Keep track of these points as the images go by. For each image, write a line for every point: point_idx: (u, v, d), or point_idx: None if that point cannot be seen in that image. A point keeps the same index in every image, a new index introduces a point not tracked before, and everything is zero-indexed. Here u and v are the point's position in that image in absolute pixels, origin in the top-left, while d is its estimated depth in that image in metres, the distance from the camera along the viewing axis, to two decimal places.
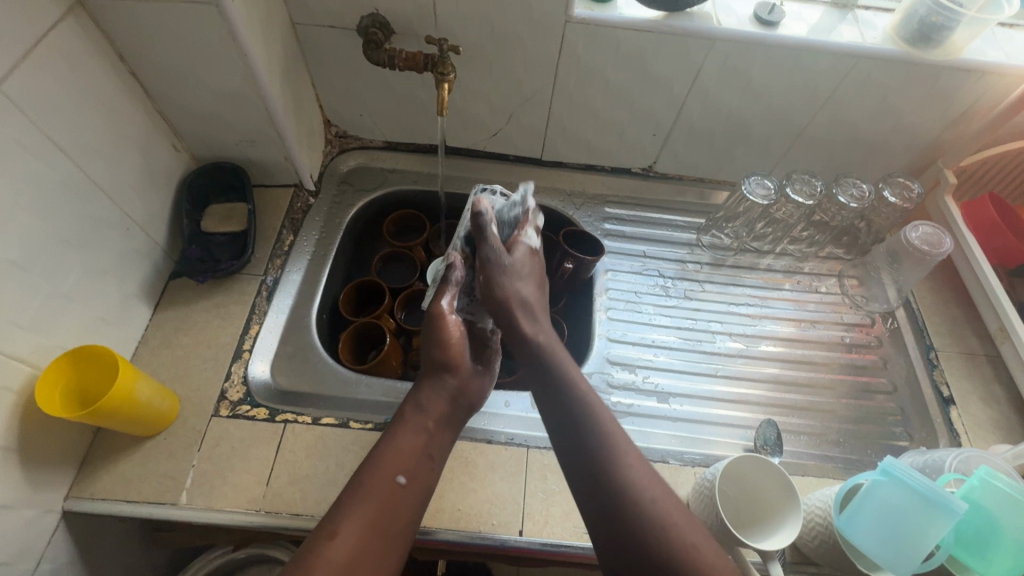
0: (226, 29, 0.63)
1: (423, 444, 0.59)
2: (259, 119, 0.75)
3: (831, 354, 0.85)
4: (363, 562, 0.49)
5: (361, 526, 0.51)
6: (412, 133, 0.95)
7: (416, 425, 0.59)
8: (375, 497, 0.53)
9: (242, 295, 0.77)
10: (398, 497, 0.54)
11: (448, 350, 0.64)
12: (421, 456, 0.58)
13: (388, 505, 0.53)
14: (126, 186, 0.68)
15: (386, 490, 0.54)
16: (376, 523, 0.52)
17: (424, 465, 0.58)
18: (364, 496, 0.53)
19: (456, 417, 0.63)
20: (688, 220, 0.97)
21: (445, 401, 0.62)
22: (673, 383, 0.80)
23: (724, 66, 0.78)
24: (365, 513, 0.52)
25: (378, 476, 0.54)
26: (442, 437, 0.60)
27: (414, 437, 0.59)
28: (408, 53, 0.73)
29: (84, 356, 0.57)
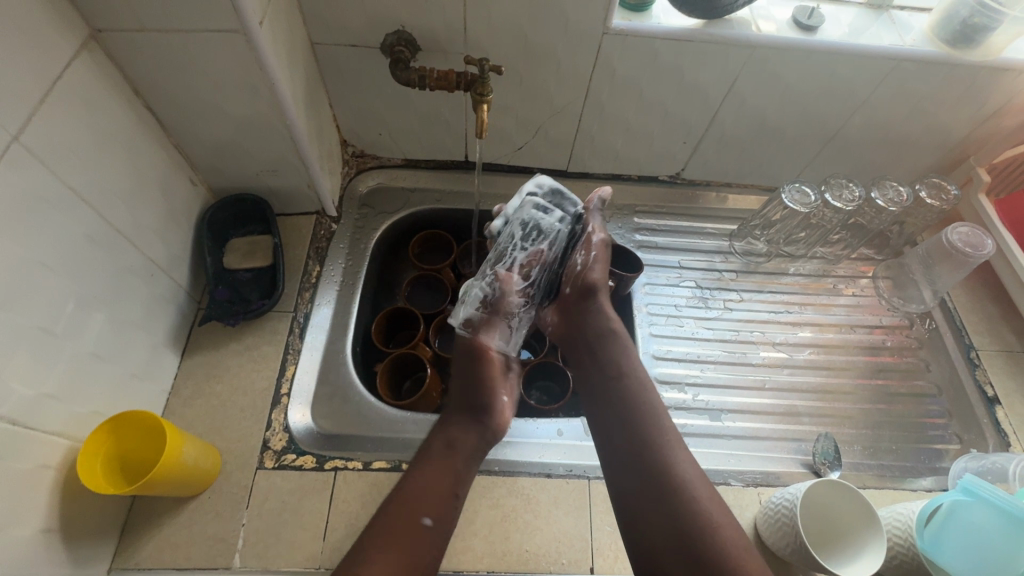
0: (253, 57, 0.59)
1: (451, 483, 0.59)
2: (282, 147, 0.71)
3: (873, 358, 0.85)
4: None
5: (386, 570, 0.50)
6: (434, 150, 0.91)
7: (442, 460, 0.60)
8: (401, 537, 0.53)
9: (274, 334, 0.73)
10: (424, 540, 0.54)
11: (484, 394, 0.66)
12: (445, 496, 0.57)
13: (412, 547, 0.53)
14: (148, 229, 0.63)
15: (411, 530, 0.54)
16: (400, 566, 0.51)
17: (448, 505, 0.57)
18: (389, 535, 0.53)
19: (483, 454, 0.63)
20: (719, 227, 0.96)
21: (474, 437, 0.63)
22: (723, 398, 0.79)
23: (762, 72, 0.76)
24: (390, 554, 0.52)
25: (401, 512, 0.54)
26: (468, 476, 0.61)
27: (439, 475, 0.59)
28: (440, 72, 0.69)
29: (115, 424, 0.52)
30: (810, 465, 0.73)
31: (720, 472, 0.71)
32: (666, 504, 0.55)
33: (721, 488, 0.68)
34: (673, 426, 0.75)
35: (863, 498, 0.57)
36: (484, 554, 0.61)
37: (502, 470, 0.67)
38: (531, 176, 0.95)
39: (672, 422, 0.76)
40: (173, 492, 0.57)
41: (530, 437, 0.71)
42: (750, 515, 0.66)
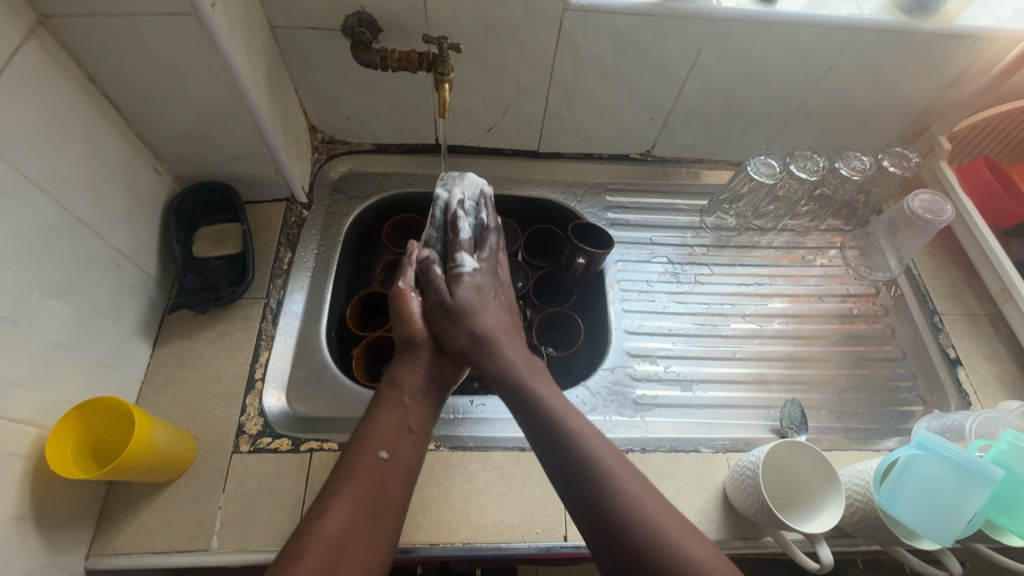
0: (207, 41, 0.58)
1: (403, 418, 0.60)
2: (246, 133, 0.71)
3: (841, 325, 0.87)
4: (353, 541, 0.49)
5: (352, 501, 0.51)
6: (404, 134, 0.91)
7: (394, 400, 0.61)
8: (362, 470, 0.53)
9: (246, 321, 0.73)
10: (385, 471, 0.54)
11: (416, 333, 0.66)
12: (402, 428, 0.58)
13: (373, 476, 0.53)
14: (111, 219, 0.63)
15: (371, 461, 0.54)
16: (364, 492, 0.52)
17: (407, 438, 0.58)
18: (353, 469, 0.53)
19: (435, 394, 0.64)
20: (690, 202, 0.97)
21: (421, 377, 0.64)
22: (694, 369, 0.80)
23: (724, 45, 0.77)
24: (356, 489, 0.52)
25: (360, 449, 0.55)
26: (422, 413, 0.61)
27: (392, 415, 0.60)
28: (401, 52, 0.69)
29: (77, 416, 0.53)
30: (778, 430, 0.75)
31: (690, 440, 0.72)
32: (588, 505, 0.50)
33: (691, 455, 0.70)
34: (646, 398, 0.77)
35: (806, 442, 0.60)
36: (459, 526, 0.63)
37: (475, 446, 0.69)
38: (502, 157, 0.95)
39: (644, 394, 0.77)
40: (153, 476, 0.58)
41: (504, 414, 0.73)
42: (719, 480, 0.68)
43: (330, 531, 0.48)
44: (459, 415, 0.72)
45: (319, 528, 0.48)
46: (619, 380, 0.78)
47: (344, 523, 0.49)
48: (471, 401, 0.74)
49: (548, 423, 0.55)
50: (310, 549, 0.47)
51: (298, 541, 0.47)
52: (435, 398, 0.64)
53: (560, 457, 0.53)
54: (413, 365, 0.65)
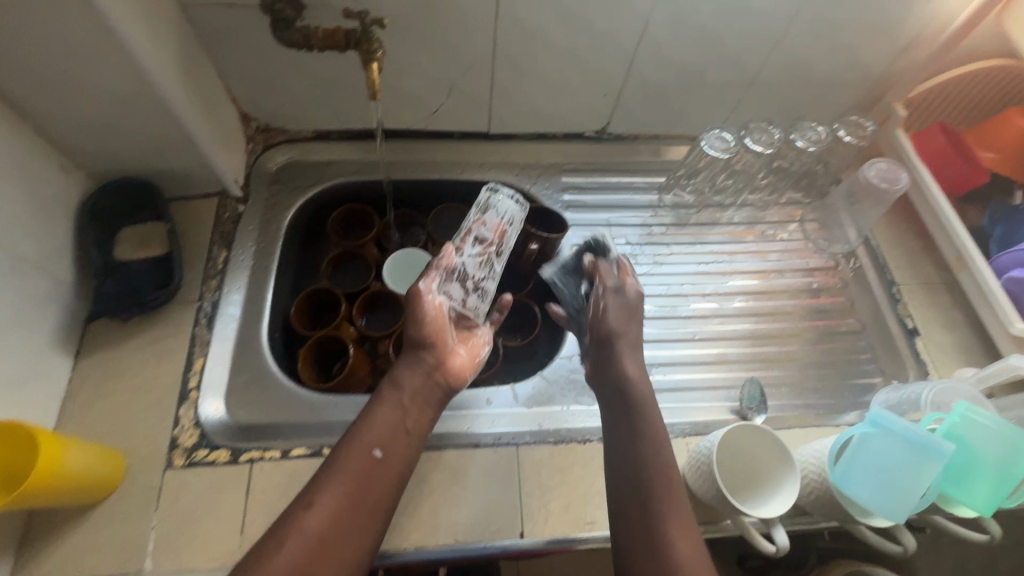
0: (99, 21, 0.52)
1: (400, 419, 0.59)
2: (162, 124, 0.65)
3: (801, 300, 0.86)
4: (334, 540, 0.50)
5: (339, 499, 0.52)
6: (345, 119, 0.86)
7: (393, 402, 0.60)
8: (352, 467, 0.54)
9: (178, 326, 0.69)
10: (374, 471, 0.55)
11: (425, 331, 0.64)
12: (398, 432, 0.58)
13: (362, 476, 0.54)
14: (11, 223, 0.57)
15: (362, 461, 0.55)
16: (353, 493, 0.53)
17: (402, 441, 0.58)
18: (343, 466, 0.54)
19: (434, 396, 0.63)
20: (649, 180, 0.94)
21: (422, 379, 0.62)
22: (654, 353, 0.79)
23: (672, 12, 0.73)
24: (345, 486, 0.53)
25: (355, 448, 0.55)
26: (420, 415, 0.60)
27: (390, 414, 0.59)
28: (326, 30, 0.64)
29: None
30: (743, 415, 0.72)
31: None
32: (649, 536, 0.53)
33: None
34: None
35: (763, 426, 0.59)
36: (411, 529, 0.60)
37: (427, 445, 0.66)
38: (451, 140, 0.91)
39: None
40: (76, 496, 0.54)
41: (458, 410, 0.70)
42: (678, 465, 0.67)
43: (311, 527, 0.50)
44: None
45: (302, 523, 0.50)
46: (577, 368, 0.76)
47: (327, 521, 0.50)
48: None
49: (654, 451, 0.58)
50: (290, 544, 0.48)
51: (280, 531, 0.49)
52: (437, 400, 0.63)
53: (633, 491, 0.56)
54: (413, 364, 0.63)
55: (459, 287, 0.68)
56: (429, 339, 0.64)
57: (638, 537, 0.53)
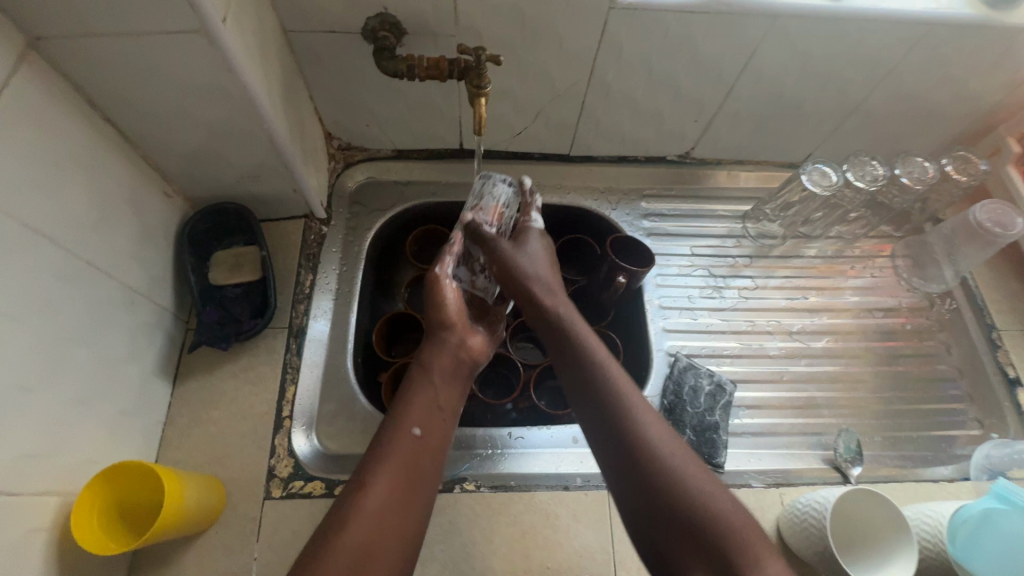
0: (220, 60, 0.52)
1: (433, 397, 0.58)
2: (262, 153, 0.65)
3: (893, 343, 0.82)
4: (395, 519, 0.48)
5: (392, 481, 0.50)
6: (426, 139, 0.84)
7: (426, 383, 0.59)
8: (398, 449, 0.52)
9: (270, 353, 0.69)
10: (418, 450, 0.53)
11: (447, 315, 0.65)
12: (433, 409, 0.57)
13: (411, 456, 0.52)
14: (123, 255, 0.58)
15: (407, 441, 0.53)
16: (405, 470, 0.51)
17: (436, 417, 0.56)
18: (389, 450, 0.52)
19: (460, 373, 0.63)
20: (731, 208, 0.91)
21: (450, 359, 0.62)
22: (741, 393, 0.76)
23: (783, 43, 0.69)
24: (394, 465, 0.51)
25: (396, 431, 0.53)
26: (450, 392, 0.60)
27: (424, 392, 0.58)
28: (431, 60, 0.63)
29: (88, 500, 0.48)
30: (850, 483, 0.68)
31: (741, 475, 0.68)
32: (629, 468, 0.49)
33: (741, 491, 0.66)
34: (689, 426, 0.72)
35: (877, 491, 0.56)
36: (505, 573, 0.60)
37: (518, 485, 0.65)
38: (530, 162, 0.88)
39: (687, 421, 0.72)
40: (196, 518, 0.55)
41: (545, 447, 0.69)
42: (770, 517, 0.64)
43: (371, 506, 0.47)
44: (498, 450, 0.69)
45: (364, 505, 0.47)
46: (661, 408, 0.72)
47: (385, 500, 0.48)
48: (509, 433, 0.70)
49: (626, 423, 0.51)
50: (353, 527, 0.46)
51: (334, 522, 0.46)
52: (463, 379, 0.63)
53: (599, 425, 0.52)
54: (439, 351, 0.63)
55: (466, 270, 0.71)
56: (452, 321, 0.65)
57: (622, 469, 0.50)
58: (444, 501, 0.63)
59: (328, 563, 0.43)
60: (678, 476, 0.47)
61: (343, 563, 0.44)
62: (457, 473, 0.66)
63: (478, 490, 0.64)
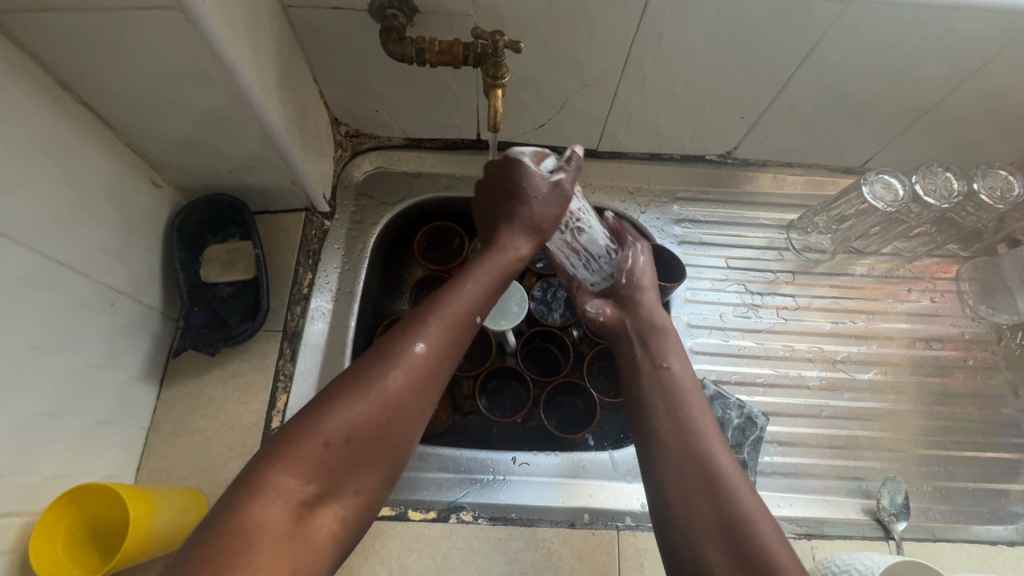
0: (201, 41, 0.45)
1: (501, 281, 0.52)
2: (256, 143, 0.59)
3: (950, 379, 0.73)
4: (428, 388, 0.43)
5: (439, 345, 0.44)
6: (440, 128, 0.77)
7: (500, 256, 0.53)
8: (454, 318, 0.46)
9: (262, 359, 0.64)
10: (471, 330, 0.48)
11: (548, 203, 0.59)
12: (498, 293, 0.51)
13: (461, 327, 0.46)
14: (101, 253, 0.53)
15: (464, 311, 0.47)
16: (450, 346, 0.45)
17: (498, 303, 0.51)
18: (445, 313, 0.46)
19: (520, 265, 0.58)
20: (775, 216, 0.82)
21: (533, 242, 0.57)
22: (774, 427, 0.69)
23: (853, 33, 0.60)
24: (444, 334, 0.45)
25: (457, 302, 0.47)
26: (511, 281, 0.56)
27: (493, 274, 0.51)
28: (443, 43, 0.55)
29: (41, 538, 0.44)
30: (902, 548, 0.59)
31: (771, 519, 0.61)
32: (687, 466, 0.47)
33: None
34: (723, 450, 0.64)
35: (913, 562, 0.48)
36: None
37: (520, 518, 0.60)
38: (554, 157, 0.80)
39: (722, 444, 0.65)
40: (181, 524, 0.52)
41: (551, 476, 0.64)
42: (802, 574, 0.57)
43: (415, 364, 0.42)
44: (499, 476, 0.64)
45: (406, 359, 0.42)
46: None
47: (430, 363, 0.43)
48: (513, 459, 0.65)
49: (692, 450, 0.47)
50: (380, 393, 0.40)
51: (364, 378, 0.41)
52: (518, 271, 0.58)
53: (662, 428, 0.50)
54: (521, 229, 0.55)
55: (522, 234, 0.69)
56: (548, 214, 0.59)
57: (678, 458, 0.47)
58: (439, 532, 0.58)
59: (337, 439, 0.38)
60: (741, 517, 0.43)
61: (348, 441, 0.38)
62: (454, 500, 0.62)
63: (475, 522, 0.59)
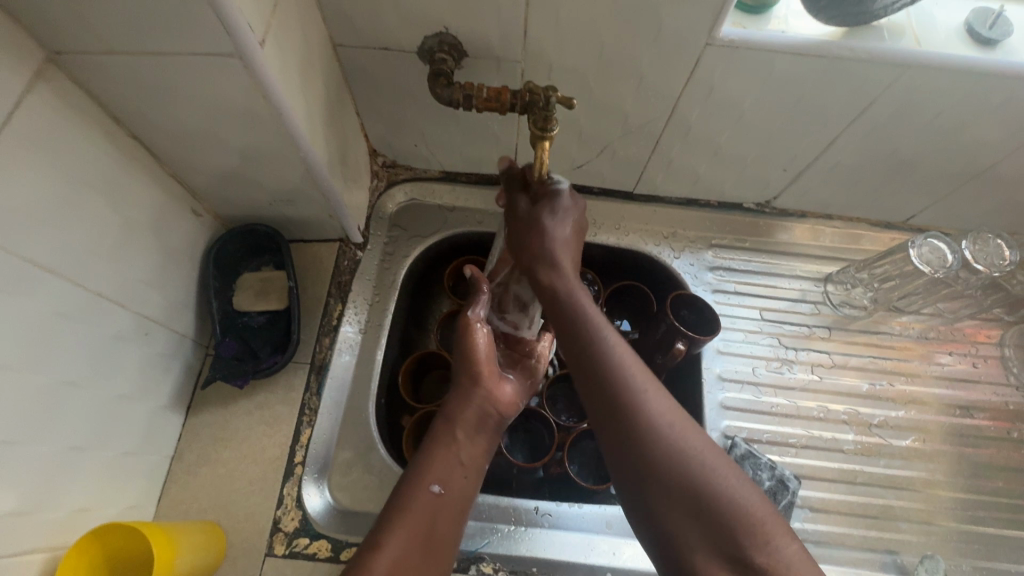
0: (255, 86, 0.46)
1: (456, 452, 0.53)
2: (298, 178, 0.59)
3: (990, 451, 0.71)
4: None
5: (403, 544, 0.45)
6: (476, 163, 0.77)
7: (448, 435, 0.53)
8: (415, 508, 0.47)
9: (289, 391, 0.64)
10: (437, 509, 0.48)
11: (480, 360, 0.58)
12: (454, 465, 0.52)
13: (428, 517, 0.47)
14: (140, 283, 0.53)
15: (423, 502, 0.48)
16: (416, 536, 0.46)
17: (459, 474, 0.51)
18: (405, 507, 0.47)
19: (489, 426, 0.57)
20: (812, 268, 0.79)
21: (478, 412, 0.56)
22: (804, 492, 0.66)
23: (908, 96, 0.58)
24: (407, 527, 0.46)
25: (410, 488, 0.49)
26: (476, 446, 0.54)
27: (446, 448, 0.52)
28: (491, 90, 0.55)
29: None
30: None
31: None
32: (622, 434, 0.46)
33: None
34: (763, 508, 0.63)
35: None
36: None
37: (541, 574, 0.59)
38: (590, 197, 0.79)
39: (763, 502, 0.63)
40: (201, 556, 0.52)
41: (574, 530, 0.63)
42: None
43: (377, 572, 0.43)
44: (521, 526, 0.62)
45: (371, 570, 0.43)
46: None
47: (393, 569, 0.43)
48: (535, 508, 0.64)
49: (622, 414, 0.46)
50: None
51: None
52: (493, 431, 0.57)
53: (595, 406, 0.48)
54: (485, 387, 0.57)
55: None
56: (480, 371, 0.58)
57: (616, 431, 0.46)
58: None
59: None
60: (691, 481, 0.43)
61: None
62: (474, 550, 0.60)
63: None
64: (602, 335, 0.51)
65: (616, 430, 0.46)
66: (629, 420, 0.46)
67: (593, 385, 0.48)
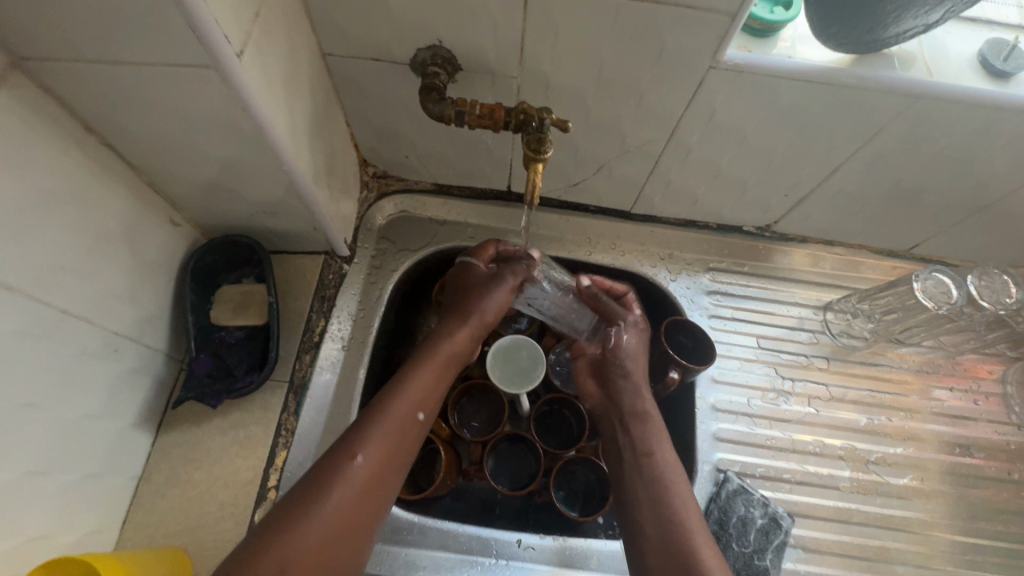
0: (234, 97, 0.43)
1: (402, 421, 0.52)
2: (281, 191, 0.56)
3: (989, 493, 0.69)
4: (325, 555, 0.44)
5: (331, 516, 0.45)
6: (470, 177, 0.75)
7: (396, 402, 0.53)
8: (344, 477, 0.47)
9: (265, 411, 0.61)
10: (365, 480, 0.48)
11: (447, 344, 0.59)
12: (396, 435, 0.51)
13: (354, 487, 0.47)
14: (110, 297, 0.51)
15: (351, 474, 0.47)
16: (345, 510, 0.46)
17: (396, 447, 0.51)
18: (336, 474, 0.47)
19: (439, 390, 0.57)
20: (811, 295, 0.77)
21: (430, 379, 0.56)
22: (798, 530, 0.64)
23: (917, 127, 0.56)
24: (335, 496, 0.46)
25: (343, 457, 0.48)
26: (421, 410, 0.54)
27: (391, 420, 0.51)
28: (484, 107, 0.53)
29: None
30: None
31: None
32: (643, 497, 0.55)
33: None
34: (757, 546, 0.61)
35: None
36: None
37: None
38: (586, 215, 0.77)
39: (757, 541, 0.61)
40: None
41: (558, 565, 0.60)
42: None
43: (297, 542, 0.43)
44: (502, 560, 0.60)
45: (344, 477, 0.47)
46: (722, 524, 0.62)
47: (319, 536, 0.44)
48: (518, 541, 0.61)
49: (647, 482, 0.56)
50: (320, 514, 0.45)
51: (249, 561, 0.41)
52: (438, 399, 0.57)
53: (623, 469, 0.58)
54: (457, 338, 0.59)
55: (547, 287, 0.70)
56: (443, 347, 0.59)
57: (637, 493, 0.56)
58: None
59: None
60: (687, 549, 0.51)
61: None
62: None
63: None
64: (647, 416, 0.61)
65: (637, 492, 0.56)
66: (651, 490, 0.55)
67: (630, 453, 0.59)
